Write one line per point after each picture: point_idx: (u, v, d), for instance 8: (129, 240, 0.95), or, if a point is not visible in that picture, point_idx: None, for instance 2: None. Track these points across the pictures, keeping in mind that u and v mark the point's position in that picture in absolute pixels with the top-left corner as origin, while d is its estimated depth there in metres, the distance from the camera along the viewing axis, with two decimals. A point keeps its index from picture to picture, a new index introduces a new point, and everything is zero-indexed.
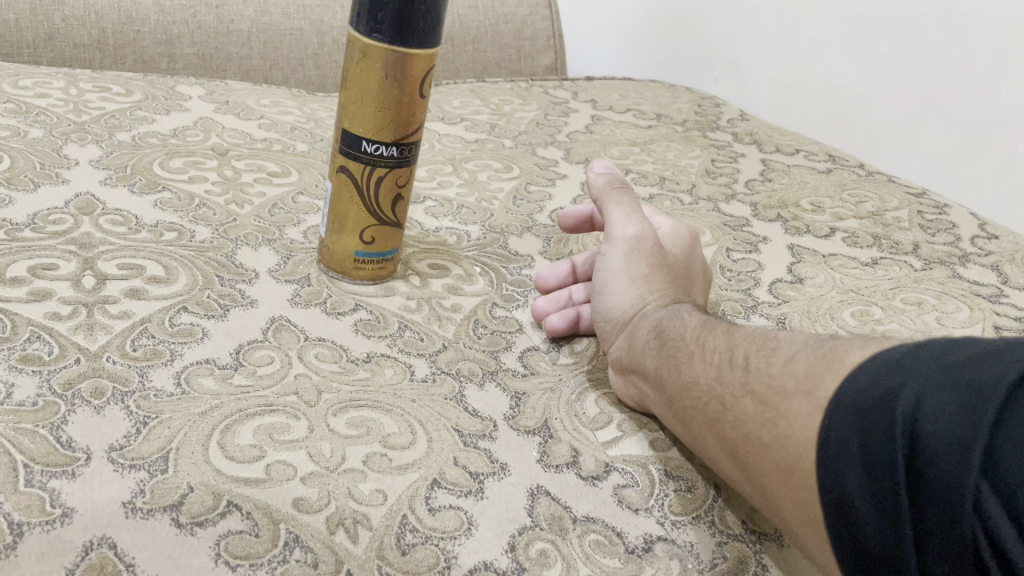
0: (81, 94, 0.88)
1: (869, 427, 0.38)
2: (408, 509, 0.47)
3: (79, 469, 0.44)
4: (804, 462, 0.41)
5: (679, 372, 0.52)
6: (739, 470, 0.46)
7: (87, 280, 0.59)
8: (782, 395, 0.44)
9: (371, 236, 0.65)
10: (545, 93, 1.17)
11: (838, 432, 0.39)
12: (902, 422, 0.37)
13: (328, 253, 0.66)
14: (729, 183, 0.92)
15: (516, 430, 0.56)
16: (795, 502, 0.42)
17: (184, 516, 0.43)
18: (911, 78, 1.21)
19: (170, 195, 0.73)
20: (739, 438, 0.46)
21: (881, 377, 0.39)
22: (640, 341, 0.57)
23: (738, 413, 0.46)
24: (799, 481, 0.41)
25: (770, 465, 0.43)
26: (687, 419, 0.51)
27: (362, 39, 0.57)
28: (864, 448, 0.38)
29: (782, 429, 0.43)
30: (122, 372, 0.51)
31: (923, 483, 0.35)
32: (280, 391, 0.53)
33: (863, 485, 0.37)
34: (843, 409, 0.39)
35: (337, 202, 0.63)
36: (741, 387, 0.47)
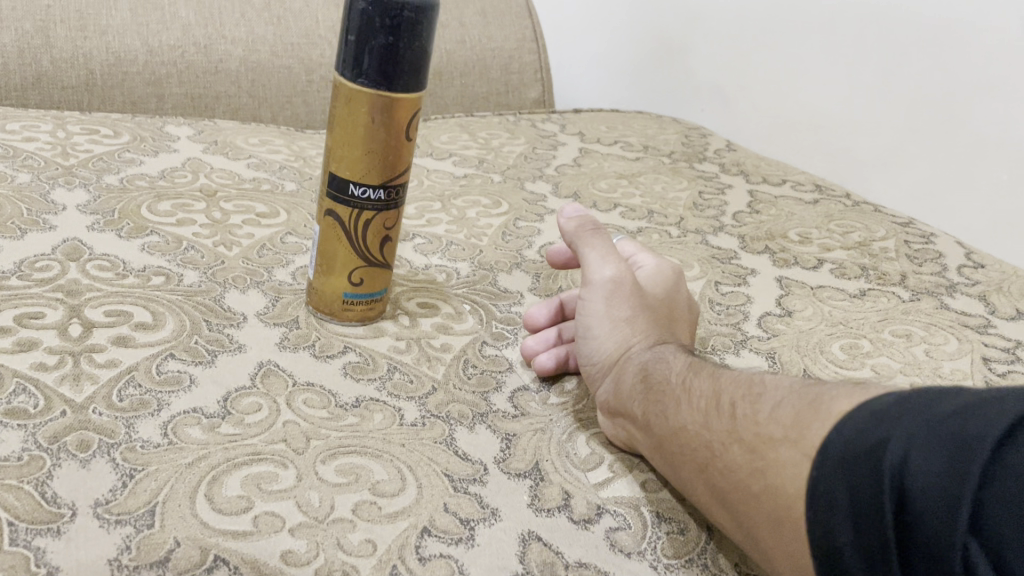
0: (68, 137, 0.89)
1: (858, 477, 0.38)
2: (397, 559, 0.46)
3: (64, 526, 0.44)
4: (794, 512, 0.41)
5: (666, 418, 0.52)
6: (728, 518, 0.46)
7: (74, 329, 0.59)
8: (769, 443, 0.44)
9: (360, 276, 0.65)
10: (533, 127, 1.17)
11: (826, 480, 0.39)
12: (889, 475, 0.37)
13: (316, 294, 0.66)
14: (717, 215, 0.92)
15: (507, 474, 0.55)
16: (786, 553, 0.42)
17: (171, 572, 0.42)
18: (896, 108, 1.22)
19: (158, 239, 0.73)
20: (728, 486, 0.46)
21: (869, 425, 0.39)
22: (626, 385, 0.57)
23: (727, 461, 0.46)
24: (789, 531, 0.41)
25: (760, 515, 0.43)
26: (675, 466, 0.50)
27: (348, 84, 0.58)
28: (853, 501, 0.38)
29: (771, 479, 0.43)
30: (109, 424, 0.51)
31: (912, 537, 0.36)
32: (268, 439, 0.53)
33: (852, 540, 0.37)
34: (832, 457, 0.39)
35: (325, 245, 0.63)
36: (729, 434, 0.46)
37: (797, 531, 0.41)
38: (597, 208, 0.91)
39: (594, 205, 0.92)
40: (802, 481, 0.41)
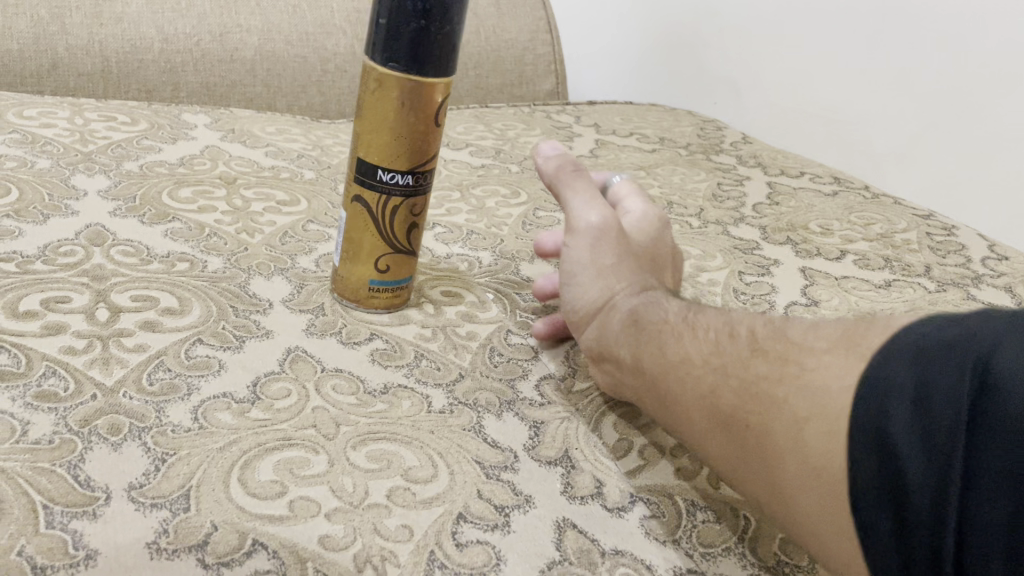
0: (87, 124, 0.88)
1: (928, 368, 0.39)
2: (435, 545, 0.46)
3: (100, 509, 0.43)
4: (832, 409, 0.42)
5: (665, 353, 0.52)
6: (732, 438, 0.47)
7: (101, 313, 0.58)
8: (804, 355, 0.45)
9: (387, 262, 0.64)
10: (549, 118, 1.17)
11: (890, 372, 0.40)
12: (973, 364, 0.37)
13: (342, 282, 0.66)
14: (737, 206, 0.92)
15: (538, 461, 0.55)
16: (805, 456, 0.42)
17: (210, 556, 0.42)
18: (913, 100, 1.22)
19: (180, 225, 0.72)
20: (743, 400, 0.46)
21: (945, 328, 0.40)
22: (616, 327, 0.57)
23: (749, 375, 0.47)
24: (818, 429, 0.42)
25: (781, 421, 0.44)
26: (671, 397, 0.50)
27: (378, 68, 0.57)
28: (920, 386, 0.38)
29: (806, 382, 0.44)
30: (140, 408, 0.50)
31: (987, 419, 0.36)
32: (298, 424, 0.53)
33: (909, 419, 0.38)
34: (897, 353, 0.40)
35: (353, 230, 0.63)
36: (752, 353, 0.48)
37: (832, 426, 0.41)
38: None
39: None
40: (847, 380, 0.42)
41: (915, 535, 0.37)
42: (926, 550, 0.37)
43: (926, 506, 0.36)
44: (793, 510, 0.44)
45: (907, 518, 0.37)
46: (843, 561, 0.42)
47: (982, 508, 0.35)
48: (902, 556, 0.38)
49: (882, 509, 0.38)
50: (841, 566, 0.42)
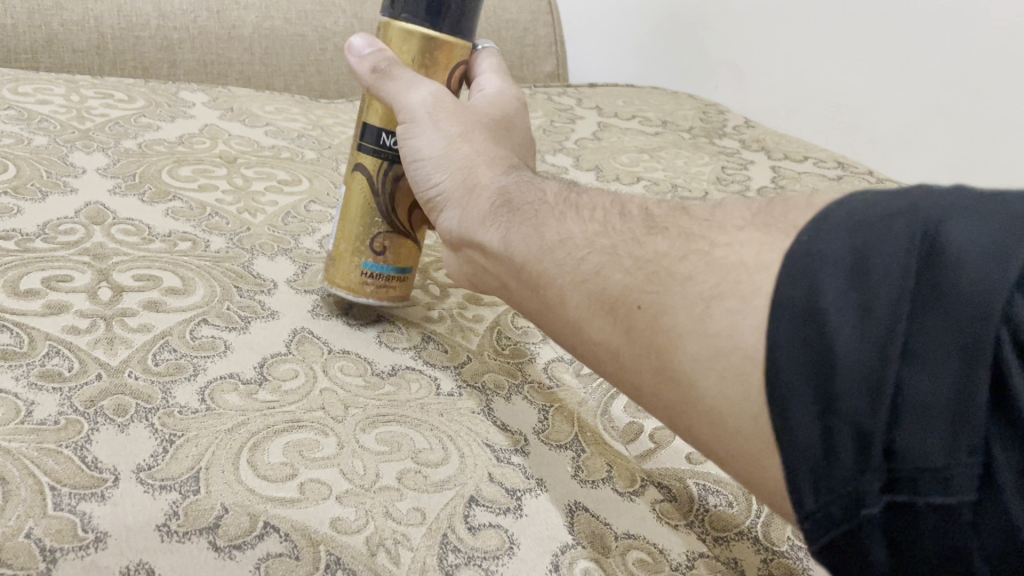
0: (83, 100, 0.87)
1: (867, 236, 0.34)
2: (448, 528, 0.45)
3: (109, 490, 0.42)
4: (749, 284, 0.36)
5: (542, 236, 0.47)
6: (617, 322, 0.41)
7: (103, 292, 0.57)
8: (716, 233, 0.40)
9: (383, 243, 0.60)
10: (550, 100, 1.16)
11: (821, 239, 0.34)
12: (922, 235, 0.33)
13: (333, 265, 0.60)
14: (741, 190, 0.92)
15: (548, 444, 0.54)
16: (708, 334, 0.37)
17: (221, 538, 0.41)
18: (915, 88, 1.22)
19: (181, 204, 0.71)
20: (635, 278, 0.41)
21: (885, 198, 0.35)
22: (477, 208, 0.54)
23: (643, 254, 0.42)
24: (730, 304, 0.36)
25: (682, 297, 0.38)
26: (545, 280, 0.45)
27: (393, 24, 0.58)
28: (859, 255, 0.33)
29: (717, 258, 0.38)
30: (145, 389, 0.50)
31: (937, 293, 0.32)
32: (306, 406, 0.52)
33: (840, 291, 0.33)
34: (834, 221, 0.35)
35: (353, 204, 0.60)
36: (650, 233, 0.43)
37: (748, 302, 0.36)
38: (620, 181, 0.90)
39: (618, 178, 0.91)
40: (769, 257, 0.37)
41: (841, 422, 0.32)
42: (854, 440, 0.32)
43: (856, 387, 0.32)
44: (686, 400, 0.38)
45: (834, 400, 0.32)
46: (748, 461, 0.36)
47: (920, 390, 0.31)
48: (825, 447, 0.32)
49: (805, 392, 0.33)
50: (745, 465, 0.36)
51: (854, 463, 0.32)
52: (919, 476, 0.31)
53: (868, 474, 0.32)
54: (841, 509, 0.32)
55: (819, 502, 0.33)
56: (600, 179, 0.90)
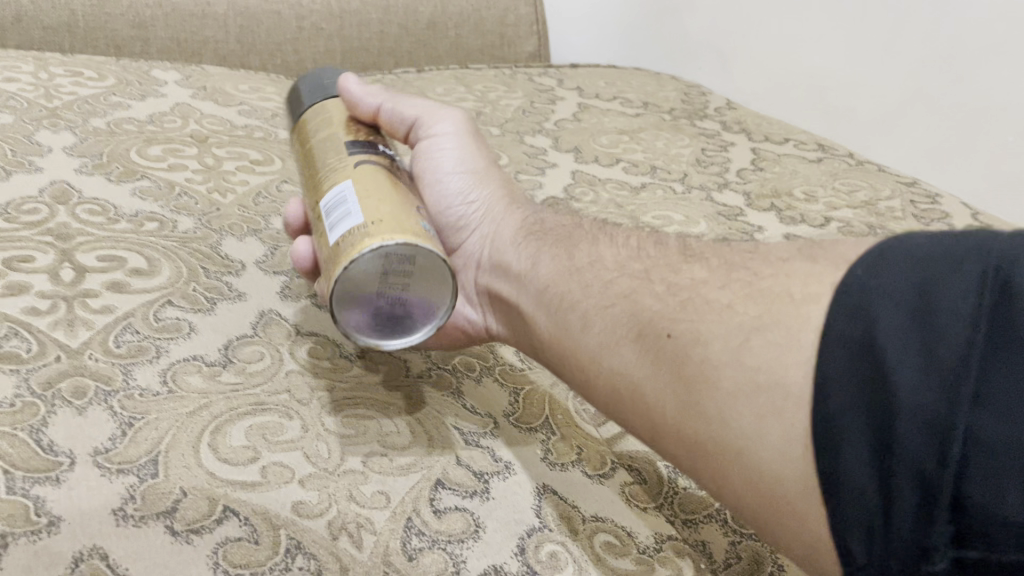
0: (52, 78, 0.85)
1: (932, 275, 0.33)
2: (412, 512, 0.45)
3: (64, 474, 0.41)
4: (795, 318, 0.38)
5: (573, 264, 0.50)
6: (646, 347, 0.43)
7: (66, 273, 0.56)
8: (760, 266, 0.42)
9: (427, 214, 0.48)
10: (530, 80, 1.15)
11: (883, 278, 0.34)
12: (991, 277, 0.32)
13: (370, 225, 0.43)
14: (720, 172, 0.91)
15: (518, 427, 0.54)
16: (745, 366, 0.38)
17: (179, 523, 0.41)
18: (898, 70, 1.21)
19: (149, 183, 0.70)
20: (668, 306, 0.43)
21: (954, 234, 0.35)
22: (501, 235, 0.57)
23: (677, 281, 0.45)
24: (774, 336, 0.38)
25: (716, 326, 0.40)
26: (578, 308, 0.48)
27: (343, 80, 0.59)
28: (922, 295, 0.33)
29: (760, 291, 0.40)
30: (106, 371, 0.49)
31: (1009, 340, 0.31)
32: (271, 389, 0.51)
33: (901, 333, 0.32)
34: (891, 257, 0.35)
35: (372, 183, 0.47)
36: (687, 264, 0.46)
37: (790, 336, 0.37)
38: (599, 162, 0.90)
39: (596, 160, 0.90)
40: (815, 287, 0.38)
41: (903, 473, 0.32)
42: (917, 491, 0.31)
43: (920, 439, 0.31)
44: (714, 435, 0.38)
45: (895, 451, 0.32)
46: (780, 508, 0.36)
47: (994, 439, 0.30)
48: (886, 496, 0.32)
49: (864, 442, 0.33)
50: (778, 508, 0.36)
51: (920, 516, 0.32)
52: (990, 529, 0.30)
53: (934, 527, 0.31)
54: (901, 560, 0.32)
55: (872, 555, 0.33)
56: (578, 160, 0.90)
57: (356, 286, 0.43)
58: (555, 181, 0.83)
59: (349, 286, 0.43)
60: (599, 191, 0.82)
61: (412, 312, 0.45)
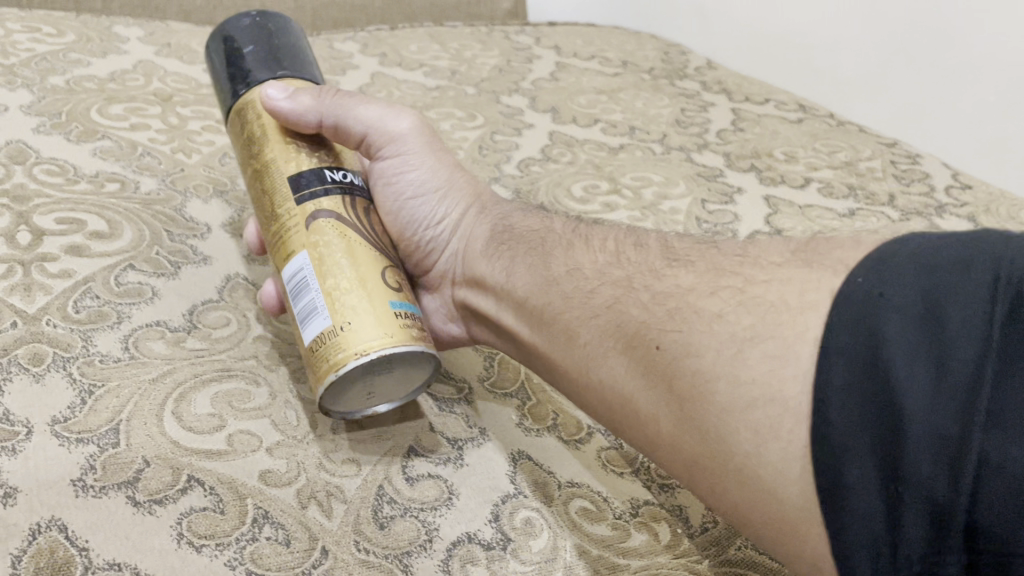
0: (7, 34, 0.81)
1: (941, 283, 0.30)
2: (384, 480, 0.44)
3: (21, 444, 0.40)
4: (791, 330, 0.35)
5: (550, 269, 0.47)
6: (635, 361, 0.40)
7: (22, 237, 0.54)
8: (751, 272, 0.39)
9: (397, 280, 0.46)
10: (507, 39, 1.12)
11: (889, 285, 0.31)
12: (1004, 285, 0.29)
13: (344, 332, 0.42)
14: (700, 132, 0.89)
15: (492, 393, 0.53)
16: (740, 380, 0.35)
17: (141, 493, 0.39)
18: (880, 30, 1.19)
19: (110, 143, 0.67)
20: (657, 316, 0.40)
21: (962, 243, 0.32)
22: (477, 244, 0.54)
23: (662, 289, 0.41)
24: (770, 348, 0.35)
25: (711, 337, 0.36)
26: (560, 317, 0.44)
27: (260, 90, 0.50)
28: (930, 304, 0.30)
29: (753, 297, 0.37)
30: (64, 337, 0.47)
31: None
32: (238, 355, 0.50)
33: (905, 343, 0.29)
34: (898, 263, 0.32)
35: (337, 251, 0.44)
36: (671, 268, 0.43)
37: (788, 347, 0.34)
38: (577, 123, 0.88)
39: (574, 120, 0.88)
40: (811, 297, 0.35)
41: (911, 493, 0.28)
42: (927, 513, 0.28)
43: (929, 456, 0.28)
44: (709, 450, 0.35)
45: (904, 472, 0.28)
46: (780, 528, 0.33)
47: (1011, 459, 0.27)
48: (893, 518, 0.29)
49: (870, 461, 0.29)
50: (774, 531, 0.34)
51: (930, 540, 0.28)
52: (1010, 558, 0.27)
53: (947, 553, 0.28)
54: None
55: None
56: (556, 121, 0.88)
57: (347, 396, 0.43)
58: (531, 142, 0.81)
59: (338, 401, 0.43)
60: (577, 152, 0.81)
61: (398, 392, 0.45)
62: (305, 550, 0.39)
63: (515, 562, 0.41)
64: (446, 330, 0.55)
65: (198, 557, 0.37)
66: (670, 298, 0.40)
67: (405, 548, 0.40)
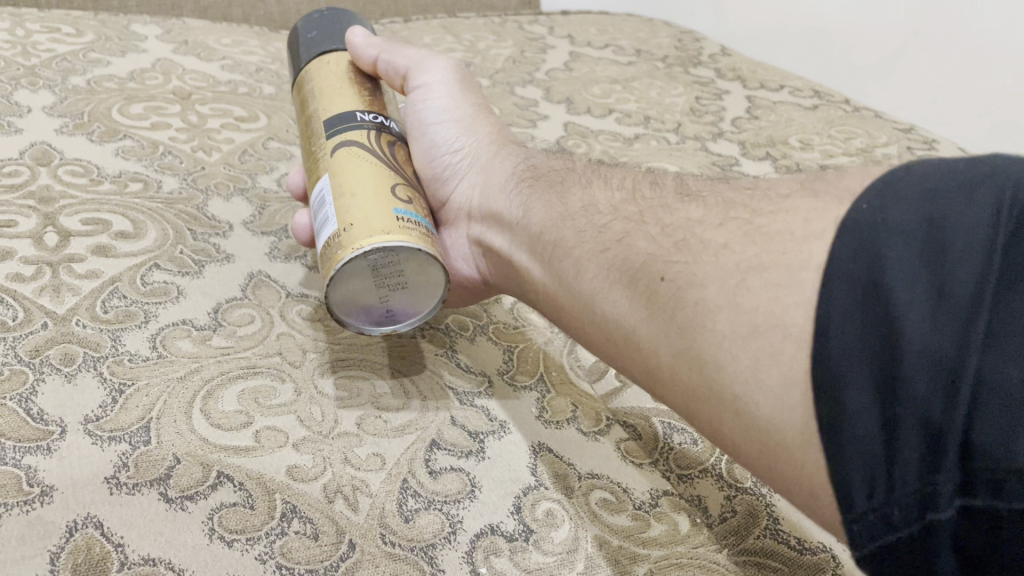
0: (28, 36, 0.82)
1: (943, 208, 0.30)
2: (408, 473, 0.45)
3: (55, 443, 0.41)
4: (795, 259, 0.34)
5: (566, 207, 0.48)
6: (639, 293, 0.40)
7: (49, 237, 0.55)
8: (759, 205, 0.39)
9: (407, 196, 0.47)
10: (520, 29, 1.12)
11: (889, 212, 0.31)
12: (1008, 210, 0.29)
13: (344, 233, 0.43)
14: (715, 120, 0.89)
15: (512, 385, 0.54)
16: (742, 310, 0.35)
17: (173, 490, 0.40)
18: (894, 12, 1.18)
19: (132, 143, 0.68)
20: (664, 248, 0.40)
21: (963, 169, 0.32)
22: (492, 185, 0.55)
23: (672, 222, 0.42)
24: (773, 277, 0.34)
25: (714, 265, 0.37)
26: (571, 251, 0.45)
27: (314, 60, 0.56)
28: (934, 226, 0.30)
29: (761, 227, 0.37)
30: (94, 337, 0.48)
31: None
32: (262, 352, 0.51)
33: (907, 265, 0.29)
34: (901, 191, 0.31)
35: (349, 171, 0.47)
36: (682, 204, 0.43)
37: (790, 273, 0.34)
38: (592, 113, 0.88)
39: (589, 111, 0.88)
40: (817, 225, 0.35)
41: (909, 414, 0.28)
42: (924, 434, 0.28)
43: (928, 376, 0.28)
44: (709, 382, 0.35)
45: (902, 389, 0.28)
46: (779, 459, 0.33)
47: (1005, 380, 0.27)
48: (890, 438, 0.29)
49: (868, 382, 0.29)
50: (770, 463, 0.33)
51: (925, 458, 0.28)
52: (1005, 475, 0.27)
53: (941, 471, 0.28)
54: (903, 509, 0.29)
55: (873, 503, 0.29)
56: (570, 111, 0.88)
57: (355, 297, 0.45)
58: (547, 133, 0.82)
59: (344, 297, 0.44)
60: (592, 142, 0.81)
61: (415, 305, 0.46)
62: (333, 543, 0.40)
63: (538, 553, 0.42)
64: (460, 267, 0.56)
65: (229, 551, 0.38)
66: (680, 229, 0.41)
67: (430, 541, 0.41)
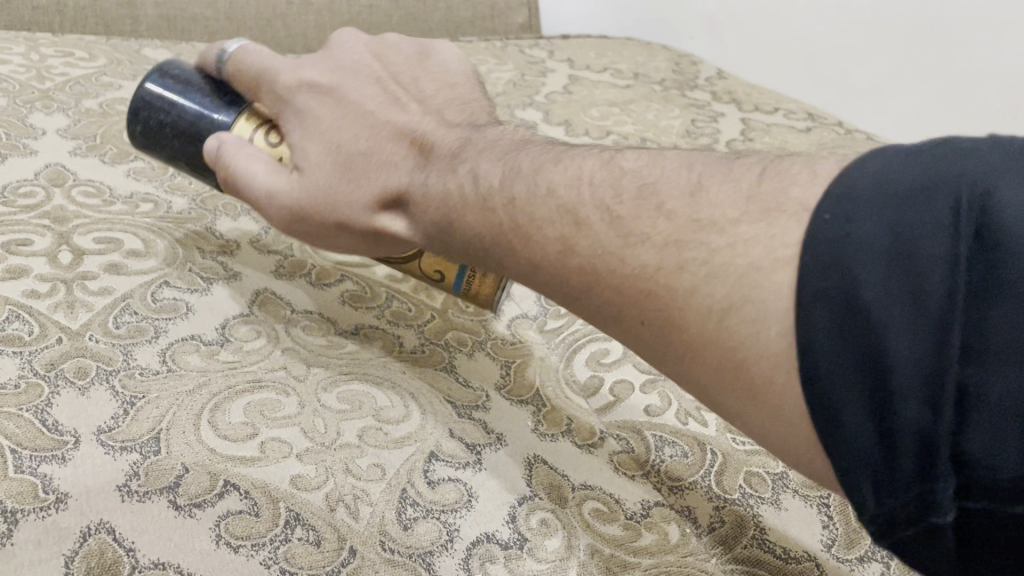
0: (42, 59, 0.85)
1: (906, 215, 0.31)
2: (407, 483, 0.46)
3: (69, 452, 0.43)
4: (766, 289, 0.33)
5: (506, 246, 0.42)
6: (625, 332, 0.39)
7: (64, 255, 0.57)
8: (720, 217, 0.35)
9: None
10: (521, 52, 1.15)
11: (855, 222, 0.31)
12: (967, 207, 0.30)
13: None
14: (710, 142, 0.92)
15: (509, 399, 0.55)
16: (725, 346, 0.34)
17: (182, 498, 0.42)
18: (887, 36, 1.21)
19: (143, 164, 0.71)
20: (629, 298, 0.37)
21: (919, 157, 0.32)
22: None
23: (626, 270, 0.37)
24: (749, 312, 0.33)
25: (686, 314, 0.35)
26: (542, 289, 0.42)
27: None
28: (897, 236, 0.30)
29: (722, 264, 0.34)
30: (106, 351, 0.50)
31: (992, 277, 0.29)
32: (268, 365, 0.53)
33: (877, 280, 0.30)
34: None
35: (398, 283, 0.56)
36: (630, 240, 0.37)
37: (766, 308, 0.33)
38: (589, 135, 0.90)
39: (587, 133, 0.91)
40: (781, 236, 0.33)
41: (902, 427, 0.30)
42: (919, 446, 0.30)
43: (914, 393, 0.29)
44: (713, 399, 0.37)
45: (891, 406, 0.30)
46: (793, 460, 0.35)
47: (989, 388, 0.29)
48: (884, 453, 0.30)
49: (861, 401, 0.30)
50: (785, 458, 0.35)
51: (923, 468, 0.30)
52: (996, 478, 0.29)
53: (937, 480, 0.30)
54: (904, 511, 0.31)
55: (882, 507, 0.31)
56: (568, 133, 0.90)
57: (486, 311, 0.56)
58: None
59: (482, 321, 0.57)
60: None
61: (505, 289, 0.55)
62: (334, 549, 0.42)
63: (532, 560, 0.44)
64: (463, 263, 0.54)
65: (235, 556, 0.40)
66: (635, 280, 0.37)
67: (428, 548, 0.43)
